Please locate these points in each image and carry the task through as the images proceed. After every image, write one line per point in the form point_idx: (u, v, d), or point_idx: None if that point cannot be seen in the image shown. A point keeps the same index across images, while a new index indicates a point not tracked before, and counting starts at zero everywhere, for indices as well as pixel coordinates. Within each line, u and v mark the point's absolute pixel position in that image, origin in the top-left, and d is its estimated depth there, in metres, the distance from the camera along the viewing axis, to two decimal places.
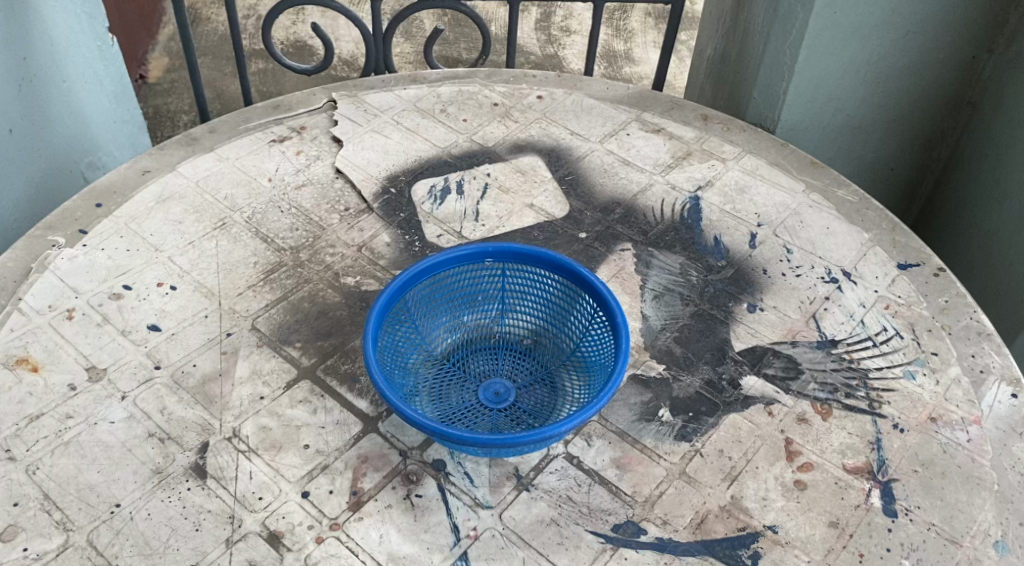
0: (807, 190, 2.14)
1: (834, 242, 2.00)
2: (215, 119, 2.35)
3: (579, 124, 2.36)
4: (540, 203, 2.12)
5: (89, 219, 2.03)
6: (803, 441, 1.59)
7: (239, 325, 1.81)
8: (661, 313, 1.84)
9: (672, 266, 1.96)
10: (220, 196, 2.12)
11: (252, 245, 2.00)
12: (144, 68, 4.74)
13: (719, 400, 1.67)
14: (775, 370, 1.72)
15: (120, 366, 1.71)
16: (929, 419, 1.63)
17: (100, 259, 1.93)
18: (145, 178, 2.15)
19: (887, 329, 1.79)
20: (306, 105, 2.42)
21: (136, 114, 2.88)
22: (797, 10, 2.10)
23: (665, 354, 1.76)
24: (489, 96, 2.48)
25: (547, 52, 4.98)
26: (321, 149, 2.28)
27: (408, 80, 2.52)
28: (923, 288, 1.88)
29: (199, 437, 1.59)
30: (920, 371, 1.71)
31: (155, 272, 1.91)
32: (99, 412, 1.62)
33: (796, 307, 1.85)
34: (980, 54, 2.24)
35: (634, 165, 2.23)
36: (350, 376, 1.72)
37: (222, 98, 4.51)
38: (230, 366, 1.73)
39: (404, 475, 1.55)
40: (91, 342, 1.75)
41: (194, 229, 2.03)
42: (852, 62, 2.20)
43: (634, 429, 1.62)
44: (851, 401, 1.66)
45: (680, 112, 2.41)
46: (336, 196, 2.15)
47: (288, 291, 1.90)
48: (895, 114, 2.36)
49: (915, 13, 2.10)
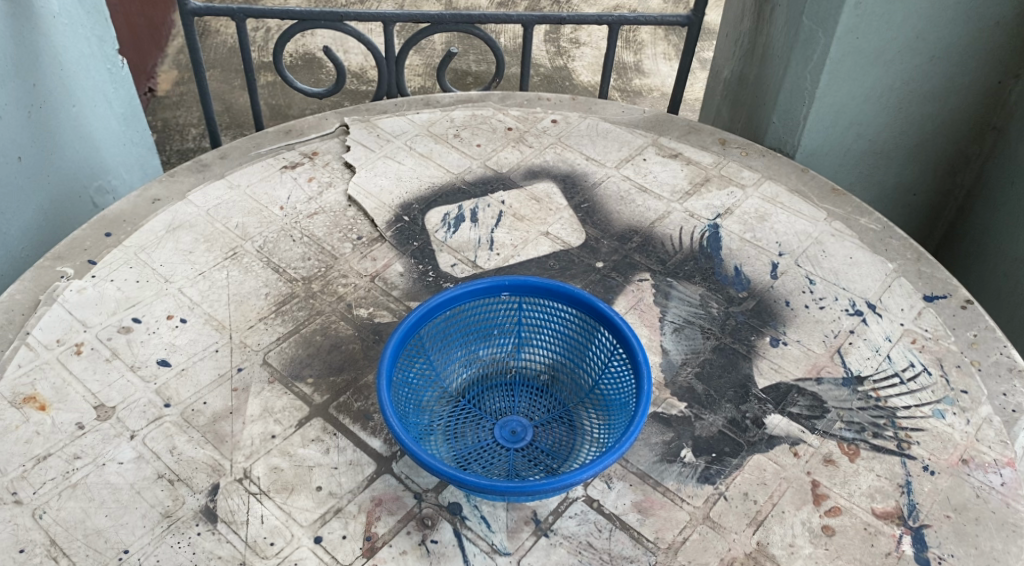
0: (829, 218, 2.09)
1: (857, 272, 1.95)
2: (226, 144, 2.33)
3: (595, 149, 2.33)
4: (556, 231, 2.09)
5: (98, 249, 2.01)
6: (830, 484, 1.54)
7: (251, 360, 1.78)
8: (681, 348, 1.80)
9: (692, 298, 1.91)
10: (231, 224, 2.09)
11: (264, 275, 1.97)
12: (153, 81, 4.73)
13: (742, 440, 1.62)
14: (799, 409, 1.67)
15: (129, 404, 1.68)
16: (961, 460, 1.57)
17: (109, 290, 1.91)
18: (155, 207, 2.12)
19: (915, 365, 1.74)
20: (318, 129, 2.39)
21: (146, 136, 2.85)
22: (818, 35, 2.06)
23: (686, 392, 1.71)
24: (503, 120, 2.44)
25: (557, 64, 4.95)
26: (332, 175, 2.25)
27: (421, 104, 2.49)
28: (950, 321, 1.83)
29: (210, 479, 1.56)
30: (950, 410, 1.66)
31: (165, 305, 1.88)
32: (107, 452, 1.59)
33: (820, 341, 1.80)
34: (1006, 79, 2.18)
35: (651, 192, 2.19)
36: (363, 414, 1.69)
37: (231, 111, 4.49)
38: (241, 404, 1.69)
39: (419, 520, 1.50)
40: (100, 379, 1.72)
41: (204, 260, 2.00)
42: (874, 88, 2.16)
43: (656, 470, 1.57)
44: (879, 442, 1.61)
45: (697, 136, 2.37)
46: (348, 224, 2.11)
47: (300, 324, 1.86)
48: (918, 140, 2.31)
49: (940, 39, 2.06)
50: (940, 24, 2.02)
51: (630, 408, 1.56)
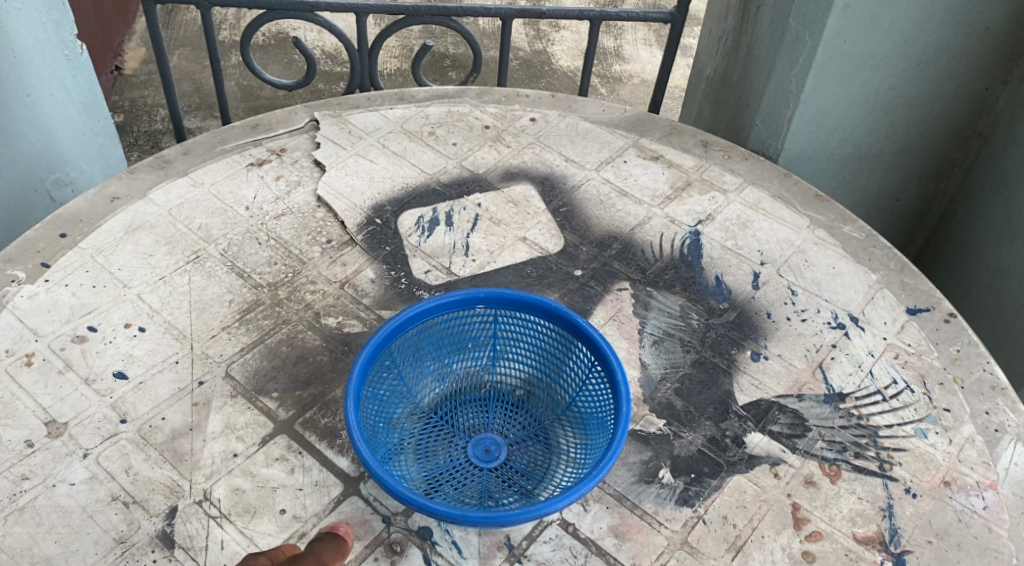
0: (812, 226, 2.05)
1: (840, 283, 1.91)
2: (189, 139, 2.22)
3: (575, 150, 2.26)
4: (534, 237, 2.02)
5: (52, 250, 1.91)
6: (811, 507, 1.50)
7: (212, 373, 1.70)
8: (661, 362, 1.75)
9: (672, 309, 1.86)
10: (194, 225, 2.00)
11: (227, 281, 1.89)
12: (119, 59, 4.57)
13: (722, 460, 1.57)
14: (780, 427, 1.63)
15: (82, 420, 1.59)
16: (943, 483, 1.54)
17: (63, 296, 1.81)
18: (113, 206, 2.02)
19: (897, 382, 1.70)
20: (286, 124, 2.29)
21: (107, 124, 2.66)
22: (804, 37, 2.01)
23: (665, 408, 1.67)
24: (480, 118, 2.36)
25: (536, 48, 4.85)
26: (301, 174, 2.15)
27: (394, 99, 2.40)
28: (934, 335, 1.79)
29: (167, 501, 1.49)
30: (932, 429, 1.63)
31: (122, 312, 1.79)
32: (58, 473, 1.51)
33: (801, 356, 1.76)
34: (994, 85, 2.13)
35: (632, 196, 2.12)
36: (330, 431, 1.62)
37: (200, 92, 4.35)
38: (202, 420, 1.62)
39: (387, 545, 1.44)
40: (51, 392, 1.63)
41: (166, 263, 1.91)
42: (859, 92, 2.11)
43: (633, 492, 1.52)
44: (861, 462, 1.57)
45: (679, 137, 2.30)
46: (318, 226, 2.03)
47: (264, 334, 1.78)
48: (902, 146, 2.26)
49: (928, 44, 2.01)
50: (928, 29, 1.97)
51: (608, 428, 1.50)
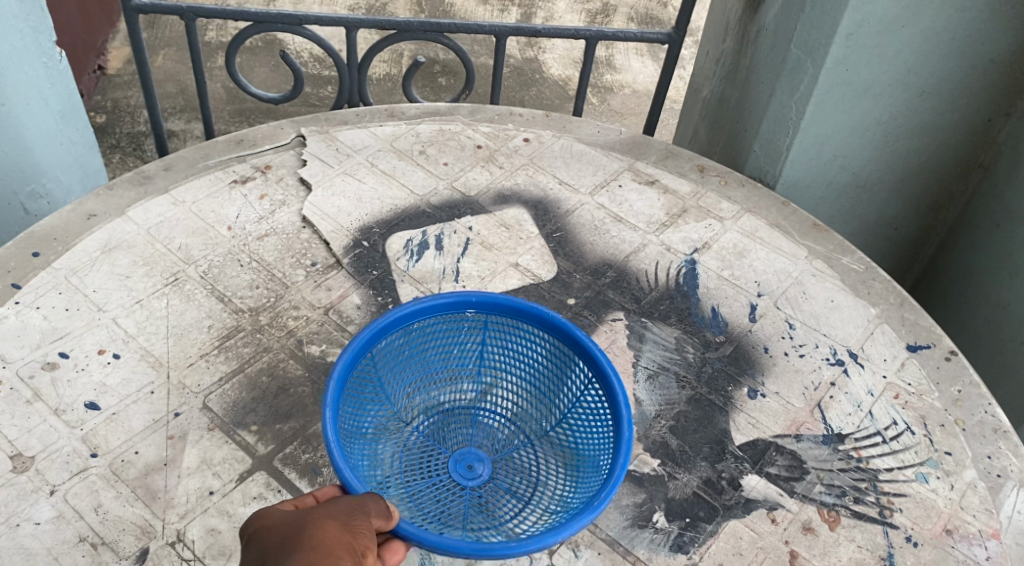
0: (810, 256, 2.00)
1: (838, 317, 1.87)
2: (170, 155, 2.15)
3: (569, 172, 2.20)
4: (526, 263, 1.96)
5: (24, 270, 1.83)
6: (810, 556, 1.45)
7: (189, 404, 1.63)
8: (655, 398, 1.70)
9: (667, 341, 1.81)
10: (174, 245, 1.93)
11: (207, 305, 1.82)
12: (103, 59, 4.47)
13: (717, 504, 1.52)
14: (777, 469, 1.58)
15: (50, 454, 1.52)
16: (946, 531, 1.50)
17: (34, 320, 1.73)
18: (89, 224, 1.95)
19: (898, 423, 1.66)
20: (272, 140, 2.22)
21: (87, 134, 2.53)
22: (806, 64, 1.97)
23: (660, 447, 1.61)
24: (472, 137, 2.30)
25: (527, 56, 4.80)
26: (287, 193, 2.09)
27: (384, 115, 2.34)
28: (935, 374, 1.75)
29: (138, 543, 1.41)
30: (933, 473, 1.58)
31: (96, 338, 1.72)
32: (23, 511, 1.43)
33: (799, 395, 1.71)
34: (997, 117, 2.10)
35: (626, 222, 2.07)
36: (310, 468, 1.55)
37: (185, 94, 4.26)
38: (177, 454, 1.54)
39: None
40: (18, 424, 1.56)
41: (143, 286, 1.84)
42: (861, 121, 2.07)
43: (626, 537, 1.47)
44: (861, 508, 1.52)
45: (675, 161, 2.26)
46: (302, 248, 1.96)
47: (244, 362, 1.71)
48: (902, 175, 2.22)
49: (931, 74, 1.97)
50: (932, 59, 1.93)
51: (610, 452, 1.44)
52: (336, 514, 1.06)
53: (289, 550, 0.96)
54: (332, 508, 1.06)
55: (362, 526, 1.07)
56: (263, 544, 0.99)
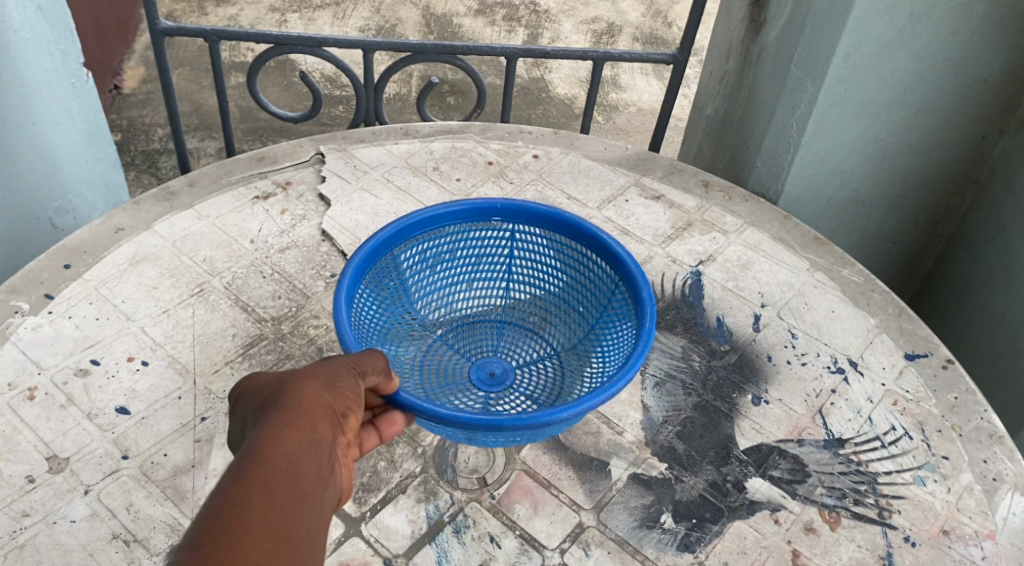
0: (811, 268, 2.07)
1: (839, 327, 1.93)
2: (194, 171, 2.24)
3: (577, 187, 2.28)
4: None
5: (56, 281, 1.91)
6: (811, 555, 1.51)
7: (215, 409, 1.70)
8: (662, 404, 1.76)
9: (673, 350, 1.88)
10: (198, 258, 2.01)
11: (231, 315, 1.89)
12: (119, 78, 4.59)
13: (723, 505, 1.58)
14: (780, 472, 1.64)
15: (84, 456, 1.59)
16: (943, 531, 1.55)
17: (66, 329, 1.81)
18: (118, 237, 2.03)
19: (896, 428, 1.72)
20: (292, 157, 2.31)
21: (110, 151, 2.62)
22: (805, 84, 2.05)
23: (667, 451, 1.67)
24: (484, 154, 2.39)
25: (533, 75, 4.90)
26: (306, 208, 2.17)
27: (399, 133, 2.43)
28: (932, 382, 1.81)
29: (168, 540, 1.48)
30: (931, 477, 1.64)
31: (125, 346, 1.80)
32: (59, 510, 1.50)
33: (801, 401, 1.77)
34: (991, 134, 2.18)
35: (633, 236, 2.15)
36: None
37: (199, 112, 4.37)
38: (204, 456, 1.61)
39: None
40: (53, 427, 1.63)
41: (170, 296, 1.91)
42: (859, 138, 2.15)
43: (635, 537, 1.53)
44: (860, 509, 1.58)
45: (680, 177, 2.33)
46: (322, 260, 2.04)
47: (267, 369, 1.79)
48: (901, 191, 2.30)
49: (927, 93, 2.05)
50: (927, 79, 2.01)
51: (626, 342, 1.60)
52: (321, 375, 1.06)
53: (268, 413, 0.97)
54: (317, 370, 1.08)
55: (348, 384, 1.08)
56: (247, 408, 1.01)
